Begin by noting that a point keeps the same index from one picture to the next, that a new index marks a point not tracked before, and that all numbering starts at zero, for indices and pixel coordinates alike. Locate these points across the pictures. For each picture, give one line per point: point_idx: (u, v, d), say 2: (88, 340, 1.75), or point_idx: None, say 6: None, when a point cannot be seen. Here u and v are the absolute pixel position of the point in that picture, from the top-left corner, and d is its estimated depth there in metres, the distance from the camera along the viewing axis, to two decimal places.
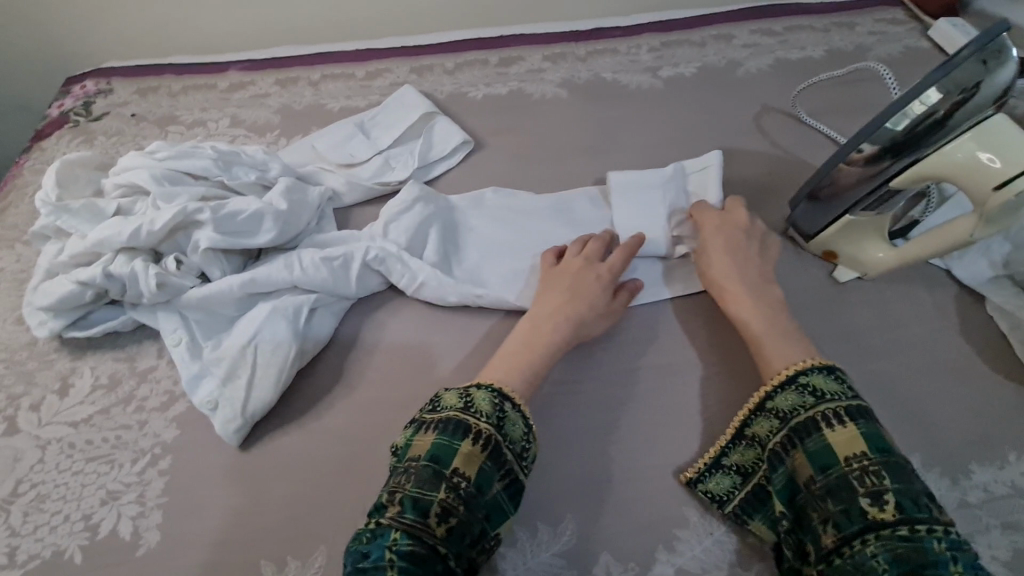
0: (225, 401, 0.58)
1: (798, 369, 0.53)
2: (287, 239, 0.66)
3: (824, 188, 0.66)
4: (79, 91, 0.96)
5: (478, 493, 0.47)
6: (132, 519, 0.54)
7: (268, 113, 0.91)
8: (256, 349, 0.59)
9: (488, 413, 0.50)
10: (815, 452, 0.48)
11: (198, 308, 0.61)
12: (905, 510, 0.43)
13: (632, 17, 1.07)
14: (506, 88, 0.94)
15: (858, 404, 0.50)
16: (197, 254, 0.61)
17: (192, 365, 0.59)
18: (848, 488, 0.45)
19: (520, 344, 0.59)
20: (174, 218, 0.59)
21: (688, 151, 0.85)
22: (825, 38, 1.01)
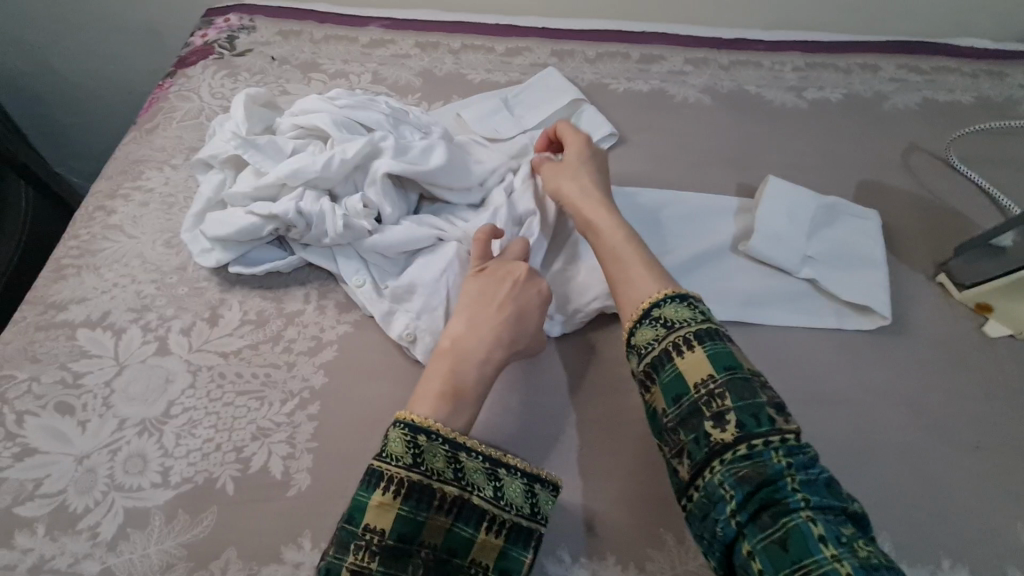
0: (423, 332, 0.58)
1: (652, 302, 0.53)
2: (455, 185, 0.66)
3: (1000, 243, 0.67)
4: (222, 24, 0.96)
5: (395, 542, 0.45)
6: (283, 458, 0.54)
7: (410, 75, 0.91)
8: (448, 285, 0.60)
9: (400, 456, 0.47)
10: (668, 384, 0.49)
11: (379, 252, 0.61)
12: (744, 426, 0.45)
13: (775, 32, 1.05)
14: (648, 86, 0.93)
15: (707, 326, 0.51)
16: (374, 186, 0.61)
17: (380, 303, 0.60)
18: (697, 416, 0.47)
19: (451, 354, 0.54)
20: (363, 149, 0.60)
21: (833, 179, 0.83)
22: (974, 84, 0.98)
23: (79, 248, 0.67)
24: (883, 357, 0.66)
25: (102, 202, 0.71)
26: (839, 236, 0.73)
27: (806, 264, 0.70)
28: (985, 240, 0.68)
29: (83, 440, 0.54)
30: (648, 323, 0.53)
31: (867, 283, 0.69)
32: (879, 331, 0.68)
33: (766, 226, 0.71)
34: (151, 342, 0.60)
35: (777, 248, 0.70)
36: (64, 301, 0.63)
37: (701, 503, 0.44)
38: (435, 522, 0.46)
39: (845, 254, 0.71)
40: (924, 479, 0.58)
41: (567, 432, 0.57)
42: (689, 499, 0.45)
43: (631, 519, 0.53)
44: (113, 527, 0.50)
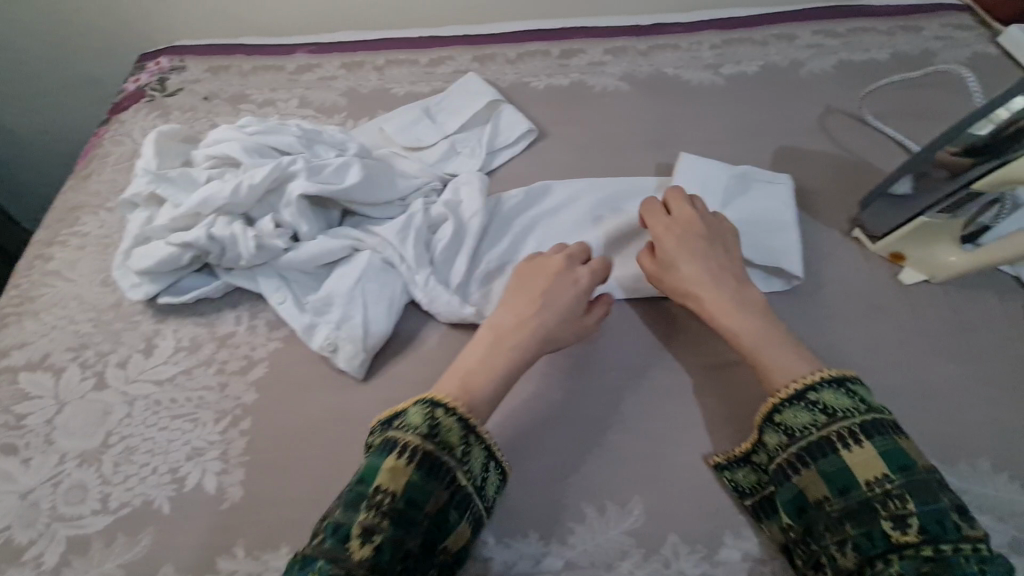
0: (343, 341, 0.61)
1: (807, 385, 0.52)
2: (370, 198, 0.68)
3: (899, 191, 0.68)
4: (154, 67, 0.99)
5: (404, 506, 0.46)
6: (216, 474, 0.56)
7: (336, 96, 0.93)
8: (364, 292, 0.63)
9: (420, 426, 0.50)
10: (832, 474, 0.48)
11: (296, 268, 0.63)
12: (928, 532, 0.44)
13: (693, 13, 1.07)
14: (568, 80, 0.95)
15: (875, 419, 0.50)
16: (290, 207, 0.63)
17: (301, 317, 0.62)
18: (870, 511, 0.46)
19: (488, 342, 0.58)
20: (271, 173, 0.61)
21: (751, 149, 0.85)
22: (890, 41, 1.00)
23: (19, 296, 0.70)
24: (801, 316, 0.67)
25: (41, 251, 0.74)
26: (754, 203, 0.74)
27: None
28: (886, 189, 0.69)
29: (26, 477, 0.57)
30: (801, 406, 0.52)
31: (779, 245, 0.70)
32: (797, 291, 0.69)
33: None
34: (90, 379, 0.63)
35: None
36: (5, 348, 0.65)
37: None
38: (438, 495, 0.48)
39: (763, 222, 0.72)
40: None
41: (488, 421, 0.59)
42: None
43: (550, 496, 0.55)
44: (56, 556, 0.53)
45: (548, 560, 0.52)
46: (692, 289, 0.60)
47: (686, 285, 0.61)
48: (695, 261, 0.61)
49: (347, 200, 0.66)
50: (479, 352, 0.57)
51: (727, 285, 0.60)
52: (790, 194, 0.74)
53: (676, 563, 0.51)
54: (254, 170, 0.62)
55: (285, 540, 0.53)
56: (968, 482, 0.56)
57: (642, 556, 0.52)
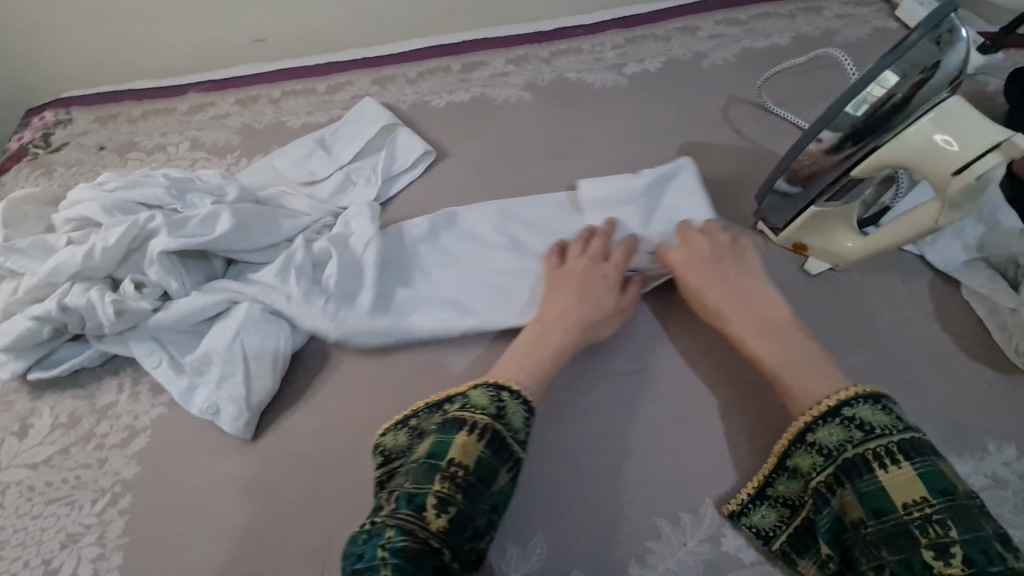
0: (225, 401, 0.58)
1: (841, 399, 0.49)
2: (246, 245, 0.64)
3: (783, 189, 0.64)
4: (38, 122, 0.94)
5: (475, 481, 0.46)
6: (92, 561, 0.53)
7: (229, 134, 0.90)
8: (243, 348, 0.59)
9: (485, 406, 0.50)
10: (867, 495, 0.44)
11: (169, 328, 0.60)
12: (975, 564, 0.39)
13: (596, 14, 1.06)
14: (469, 94, 0.93)
15: (912, 438, 0.46)
16: (154, 266, 0.59)
17: (179, 380, 0.59)
18: (909, 536, 0.42)
19: (535, 330, 0.58)
20: (128, 232, 0.58)
21: (655, 148, 0.83)
22: (791, 24, 1.00)
23: None
24: None
25: None
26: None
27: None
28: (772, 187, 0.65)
29: None
30: (836, 423, 0.48)
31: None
32: None
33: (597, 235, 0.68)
34: None
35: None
36: None
37: None
38: (501, 475, 0.48)
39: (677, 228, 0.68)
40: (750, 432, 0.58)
41: None
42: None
43: None
44: None
45: None
46: (722, 316, 0.58)
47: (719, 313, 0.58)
48: (728, 293, 0.58)
49: (221, 249, 0.63)
50: (528, 340, 0.57)
51: (773, 313, 0.57)
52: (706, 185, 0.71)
53: None
54: (110, 231, 0.58)
55: None
56: None
57: None
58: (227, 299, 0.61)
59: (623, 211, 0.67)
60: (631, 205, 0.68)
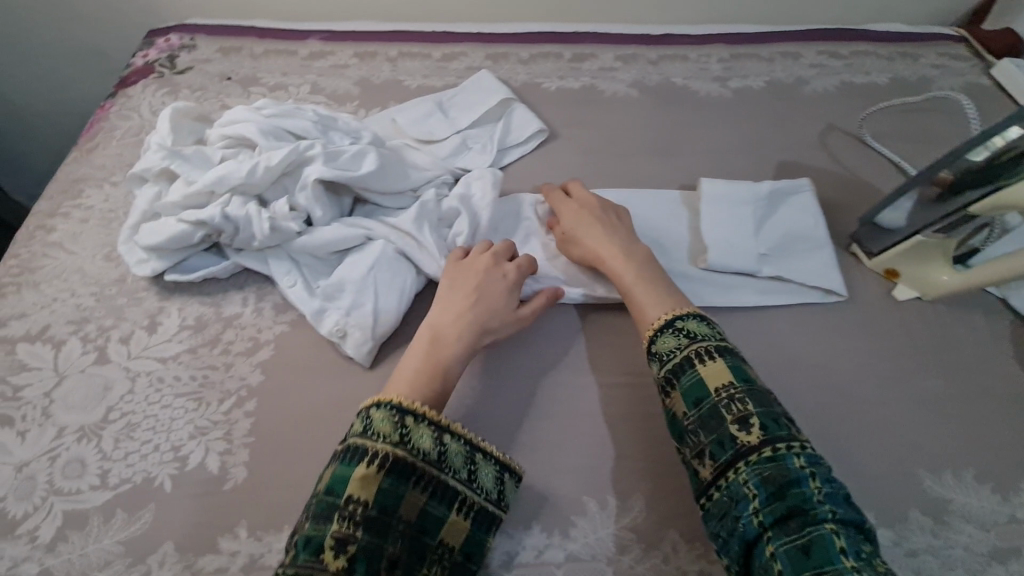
0: (353, 327, 0.61)
1: (674, 316, 0.57)
2: (384, 187, 0.68)
3: (888, 221, 0.70)
4: (163, 44, 0.98)
5: (377, 513, 0.46)
6: (219, 454, 0.56)
7: (348, 84, 0.93)
8: (375, 281, 0.63)
9: (387, 434, 0.48)
10: (689, 389, 0.52)
11: (309, 252, 0.64)
12: (767, 431, 0.48)
13: (702, 26, 1.09)
14: (579, 83, 0.97)
15: (724, 344, 0.54)
16: (305, 191, 0.63)
17: (311, 302, 0.62)
18: (718, 417, 0.50)
19: (428, 338, 0.58)
20: (289, 156, 0.62)
21: (755, 161, 0.87)
22: (890, 65, 1.03)
23: (19, 266, 0.68)
24: (801, 325, 0.69)
25: (42, 222, 0.73)
26: (778, 224, 0.75)
27: (764, 264, 0.72)
28: (875, 219, 0.71)
29: (22, 449, 0.56)
30: (670, 333, 0.56)
31: (816, 269, 0.72)
32: (797, 299, 0.71)
33: (715, 238, 0.73)
34: (91, 352, 0.62)
35: (733, 256, 0.72)
36: (4, 318, 0.64)
37: (723, 501, 0.47)
38: (412, 498, 0.48)
39: (786, 242, 0.74)
40: (836, 434, 0.61)
41: (490, 411, 0.60)
42: (709, 498, 0.48)
43: (557, 489, 0.55)
44: (51, 530, 0.52)
45: (550, 552, 0.53)
46: (596, 251, 0.66)
47: (589, 247, 0.66)
48: (598, 231, 0.67)
49: (362, 187, 0.67)
50: (429, 344, 0.57)
51: (625, 250, 0.65)
52: (813, 204, 0.76)
53: (675, 559, 0.52)
54: (271, 153, 0.62)
55: (289, 522, 0.53)
56: (954, 492, 0.58)
57: (642, 551, 0.53)
58: (364, 235, 0.65)
59: (742, 210, 0.75)
60: (751, 206, 0.75)
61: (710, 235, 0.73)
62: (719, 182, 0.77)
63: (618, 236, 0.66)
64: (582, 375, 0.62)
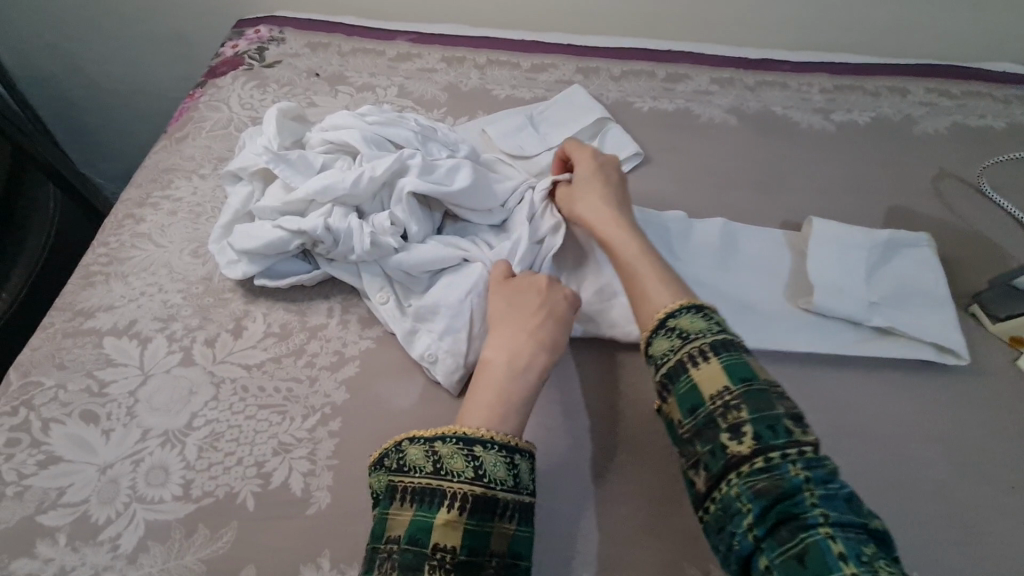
0: (445, 354, 0.58)
1: (667, 313, 0.52)
2: (480, 205, 0.65)
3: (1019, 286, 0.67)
4: (253, 35, 0.97)
5: (467, 558, 0.43)
6: (303, 475, 0.54)
7: (436, 90, 0.91)
8: (472, 307, 0.60)
9: (461, 471, 0.45)
10: (683, 396, 0.48)
11: (404, 269, 0.61)
12: (762, 438, 0.43)
13: (802, 53, 1.04)
14: (673, 105, 0.93)
15: (721, 337, 0.49)
16: (401, 204, 0.61)
17: (403, 322, 0.60)
18: (712, 428, 0.45)
19: (498, 368, 0.53)
20: (389, 166, 0.60)
21: (861, 204, 0.82)
22: (1006, 109, 0.96)
23: (108, 255, 0.67)
24: (915, 389, 0.64)
25: (131, 210, 0.72)
26: (895, 277, 0.69)
27: (876, 315, 0.66)
28: (1005, 281, 0.69)
29: (106, 449, 0.54)
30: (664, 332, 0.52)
31: (931, 328, 0.66)
32: (912, 360, 0.65)
33: (825, 279, 0.68)
34: (176, 353, 0.61)
35: (841, 299, 0.67)
36: (92, 308, 0.63)
37: (718, 514, 0.43)
38: (499, 531, 0.44)
39: (900, 297, 0.68)
40: (955, 517, 0.56)
41: (583, 456, 0.56)
42: (706, 512, 0.44)
43: (656, 553, 0.52)
44: (133, 540, 0.50)
45: None
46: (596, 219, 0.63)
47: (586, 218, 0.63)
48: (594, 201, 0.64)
49: (458, 205, 0.64)
50: (502, 373, 0.52)
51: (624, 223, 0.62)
52: (930, 259, 0.71)
53: None
54: (372, 162, 0.61)
55: None
56: None
57: None
58: (462, 257, 0.62)
59: (854, 256, 0.70)
60: (865, 253, 0.70)
61: (818, 277, 0.68)
62: (830, 225, 0.73)
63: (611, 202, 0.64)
64: None
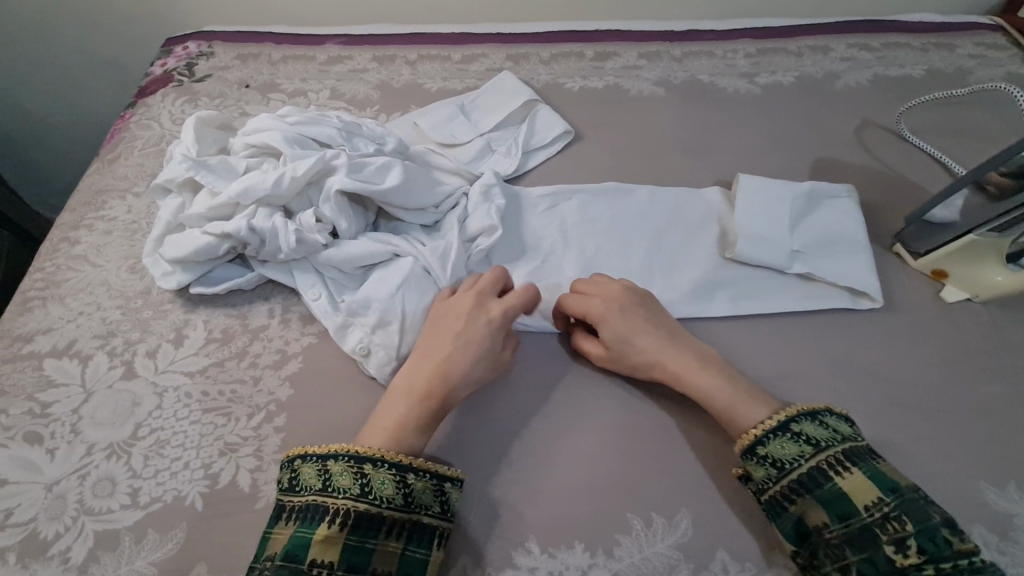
0: (377, 346, 0.59)
1: (753, 439, 0.52)
2: (409, 197, 0.66)
3: (931, 219, 0.70)
4: (181, 52, 0.97)
5: (284, 562, 0.45)
6: (250, 471, 0.55)
7: (368, 89, 0.92)
8: (402, 298, 0.61)
9: (309, 484, 0.49)
10: (830, 502, 0.47)
11: (334, 266, 0.62)
12: (927, 552, 0.44)
13: (727, 21, 1.06)
14: (603, 83, 0.95)
15: (851, 445, 0.50)
16: (329, 203, 0.62)
17: (336, 317, 0.61)
18: (870, 537, 0.45)
19: (401, 392, 0.54)
20: (313, 166, 0.61)
21: (787, 159, 0.84)
22: (924, 57, 0.99)
23: (44, 279, 0.68)
24: (844, 329, 0.66)
25: (66, 234, 0.72)
26: (818, 226, 0.72)
27: (796, 261, 0.69)
28: (919, 218, 0.70)
29: (52, 467, 0.55)
30: (786, 437, 0.51)
31: (852, 271, 0.68)
32: (840, 302, 0.68)
33: (747, 229, 0.71)
34: (117, 367, 0.61)
35: (763, 249, 0.70)
36: (31, 333, 0.63)
37: None
38: (323, 539, 0.46)
39: (823, 245, 0.71)
40: (885, 445, 0.58)
41: (530, 427, 0.58)
42: None
43: (601, 507, 0.53)
44: (83, 551, 0.51)
45: (593, 572, 0.50)
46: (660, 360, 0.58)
47: (641, 355, 0.58)
48: (646, 338, 0.59)
49: (389, 200, 0.65)
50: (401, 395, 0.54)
51: (683, 355, 0.58)
52: (852, 207, 0.73)
53: None
54: (296, 163, 0.61)
55: None
56: (1017, 505, 0.55)
57: (691, 570, 0.50)
58: (392, 251, 0.63)
59: (779, 207, 0.72)
60: (789, 205, 0.73)
61: (743, 231, 0.71)
62: (755, 180, 0.75)
63: (659, 336, 0.59)
64: (615, 386, 0.60)
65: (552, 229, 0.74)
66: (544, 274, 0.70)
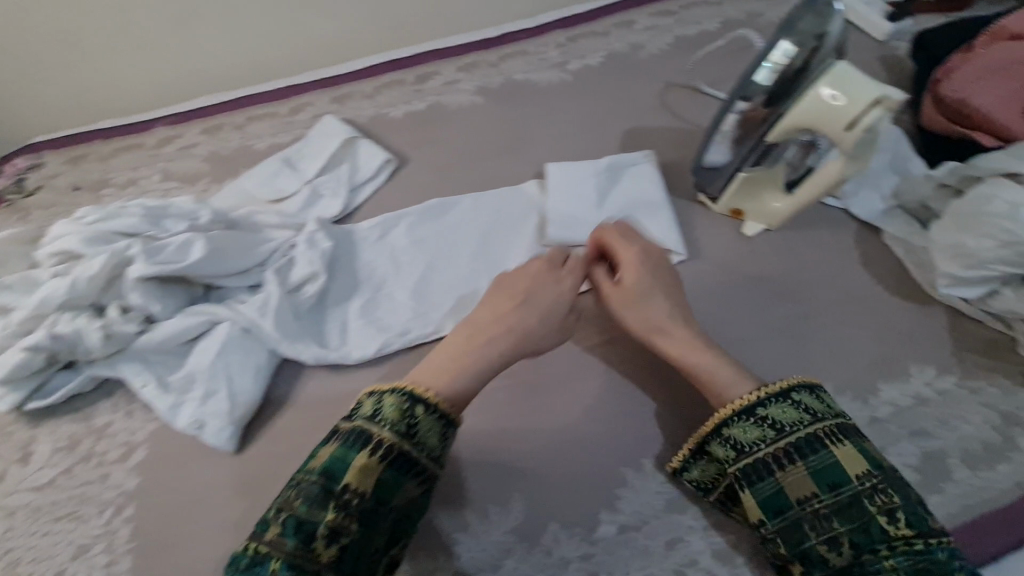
0: (209, 416, 0.62)
1: (754, 400, 0.51)
2: (219, 266, 0.68)
3: (712, 164, 0.72)
4: (10, 169, 0.98)
5: (324, 483, 0.46)
6: (105, 567, 0.56)
7: (198, 163, 0.94)
8: (226, 364, 0.64)
9: (369, 412, 0.50)
10: (821, 471, 0.47)
11: (154, 350, 0.64)
12: (915, 526, 0.44)
13: (537, 16, 1.11)
14: (424, 104, 0.98)
15: (845, 419, 0.50)
16: (135, 291, 0.64)
17: (165, 397, 0.63)
18: (861, 507, 0.45)
19: (462, 336, 0.57)
20: (107, 262, 0.63)
21: (600, 137, 0.89)
22: (719, 9, 1.05)
23: None
24: None
25: None
26: (621, 195, 0.76)
27: None
28: (701, 165, 0.73)
29: None
30: (786, 403, 0.51)
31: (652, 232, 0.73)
32: None
33: (557, 213, 0.75)
34: None
35: (573, 229, 0.74)
36: None
37: None
38: (365, 468, 0.47)
39: (627, 212, 0.75)
40: None
41: None
42: None
43: (438, 512, 0.56)
44: None
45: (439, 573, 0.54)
46: (662, 325, 0.59)
47: (652, 318, 0.59)
48: (661, 301, 0.60)
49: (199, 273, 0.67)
50: (464, 338, 0.57)
51: (662, 306, 0.60)
52: (649, 170, 0.78)
53: (558, 548, 0.54)
54: (91, 262, 0.63)
55: None
56: None
57: (526, 549, 0.54)
58: (208, 321, 0.66)
59: (582, 185, 0.77)
60: (589, 183, 0.77)
61: (554, 214, 0.75)
62: (562, 165, 0.79)
63: (669, 296, 0.61)
64: None
65: (380, 255, 0.77)
66: (376, 301, 0.73)
